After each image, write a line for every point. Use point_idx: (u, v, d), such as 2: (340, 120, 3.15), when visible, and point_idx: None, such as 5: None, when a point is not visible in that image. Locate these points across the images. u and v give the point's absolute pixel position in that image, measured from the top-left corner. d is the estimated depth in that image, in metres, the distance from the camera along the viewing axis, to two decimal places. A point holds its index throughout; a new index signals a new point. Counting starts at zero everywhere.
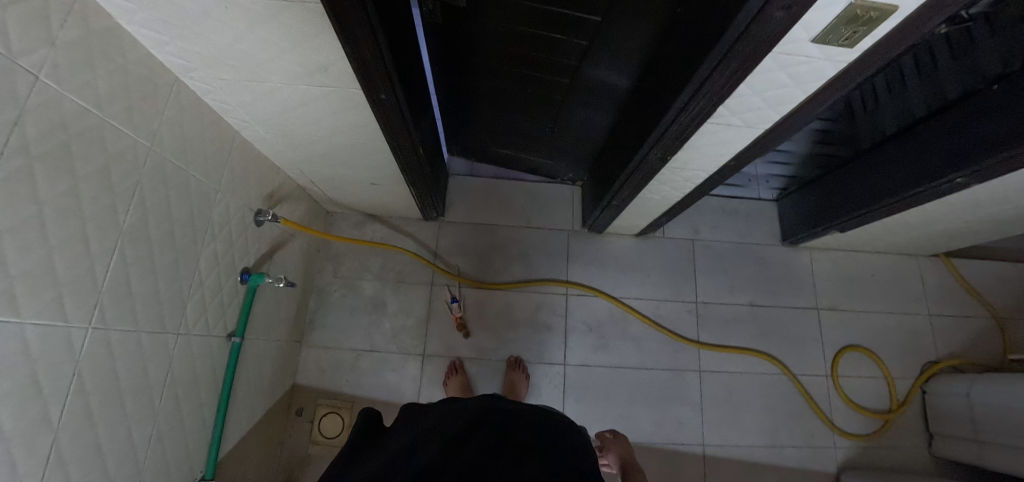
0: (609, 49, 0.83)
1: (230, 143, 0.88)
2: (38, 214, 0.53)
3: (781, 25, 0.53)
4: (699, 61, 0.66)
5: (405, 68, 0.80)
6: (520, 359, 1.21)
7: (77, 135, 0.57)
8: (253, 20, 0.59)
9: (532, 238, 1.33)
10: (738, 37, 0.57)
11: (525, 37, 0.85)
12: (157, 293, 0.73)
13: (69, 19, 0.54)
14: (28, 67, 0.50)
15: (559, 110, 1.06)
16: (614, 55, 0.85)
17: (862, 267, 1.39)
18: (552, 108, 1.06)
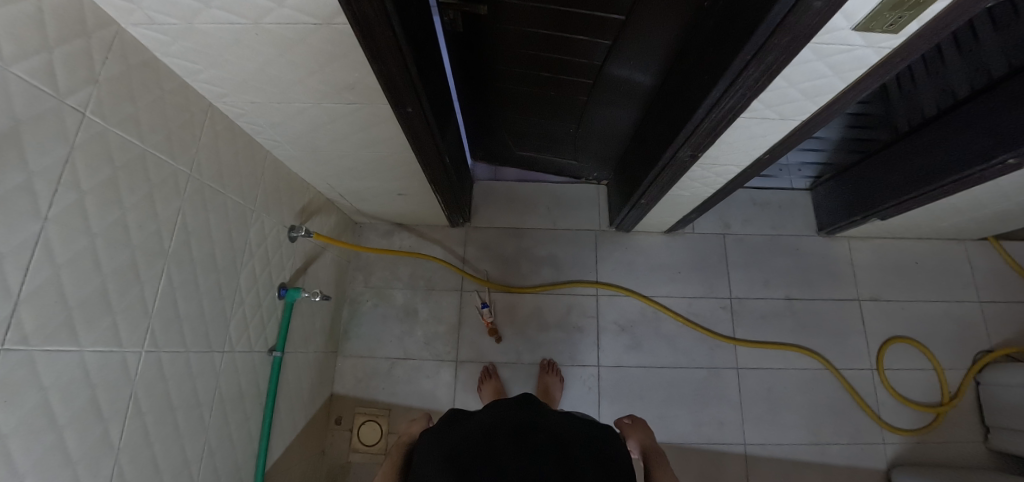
0: (633, 48, 0.81)
1: (263, 164, 0.89)
2: (92, 244, 0.55)
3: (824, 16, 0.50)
4: (732, 55, 0.63)
5: (430, 78, 0.80)
6: (553, 362, 1.21)
7: (123, 167, 0.59)
8: (282, 44, 0.60)
9: (559, 240, 1.32)
10: (775, 28, 0.54)
11: (544, 40, 0.84)
12: (203, 313, 0.74)
13: (110, 56, 0.56)
14: (75, 105, 0.53)
15: (582, 111, 1.04)
16: (638, 53, 0.82)
17: (905, 255, 1.33)
18: (574, 109, 1.04)
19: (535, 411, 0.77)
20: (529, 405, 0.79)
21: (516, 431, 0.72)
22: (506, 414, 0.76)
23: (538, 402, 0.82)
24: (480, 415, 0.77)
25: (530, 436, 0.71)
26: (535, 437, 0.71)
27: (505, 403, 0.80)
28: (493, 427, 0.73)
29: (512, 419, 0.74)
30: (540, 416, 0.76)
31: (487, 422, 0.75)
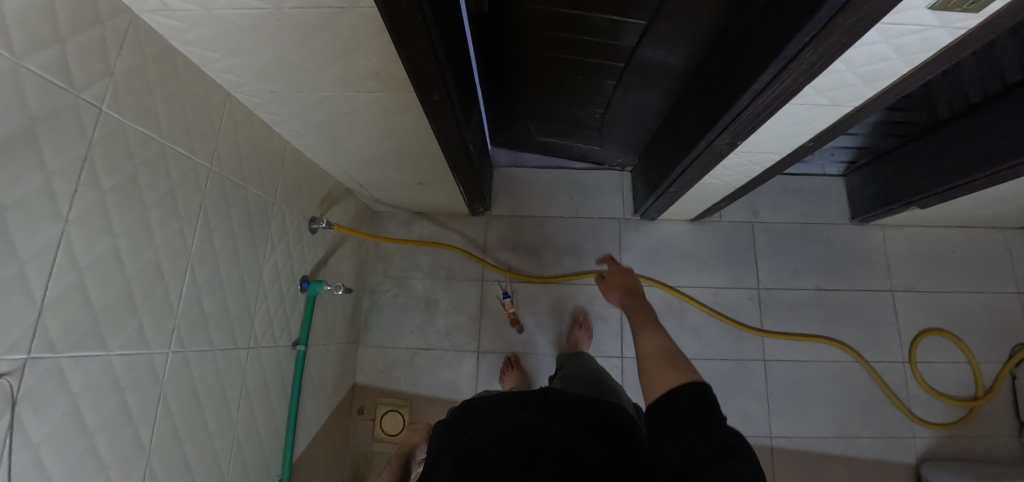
0: (670, 30, 0.76)
1: (282, 154, 0.86)
2: (114, 245, 0.53)
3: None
4: (785, 38, 0.58)
5: (456, 64, 0.75)
6: (584, 314, 1.22)
7: (142, 164, 0.57)
8: (304, 30, 0.56)
9: (581, 229, 1.28)
10: (840, 8, 0.49)
11: (572, 21, 0.79)
12: (228, 311, 0.73)
13: (125, 46, 0.53)
14: (92, 100, 0.50)
15: (609, 96, 1.00)
16: (675, 35, 0.77)
17: (942, 245, 1.28)
18: (602, 94, 0.99)
19: (556, 432, 0.56)
20: (547, 420, 0.58)
21: (535, 449, 0.53)
22: (525, 409, 0.60)
23: (567, 414, 0.60)
24: (489, 424, 0.60)
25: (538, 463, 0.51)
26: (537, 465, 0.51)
27: (516, 411, 0.60)
28: (507, 424, 0.58)
29: (521, 436, 0.55)
30: (556, 436, 0.55)
31: (486, 433, 0.58)
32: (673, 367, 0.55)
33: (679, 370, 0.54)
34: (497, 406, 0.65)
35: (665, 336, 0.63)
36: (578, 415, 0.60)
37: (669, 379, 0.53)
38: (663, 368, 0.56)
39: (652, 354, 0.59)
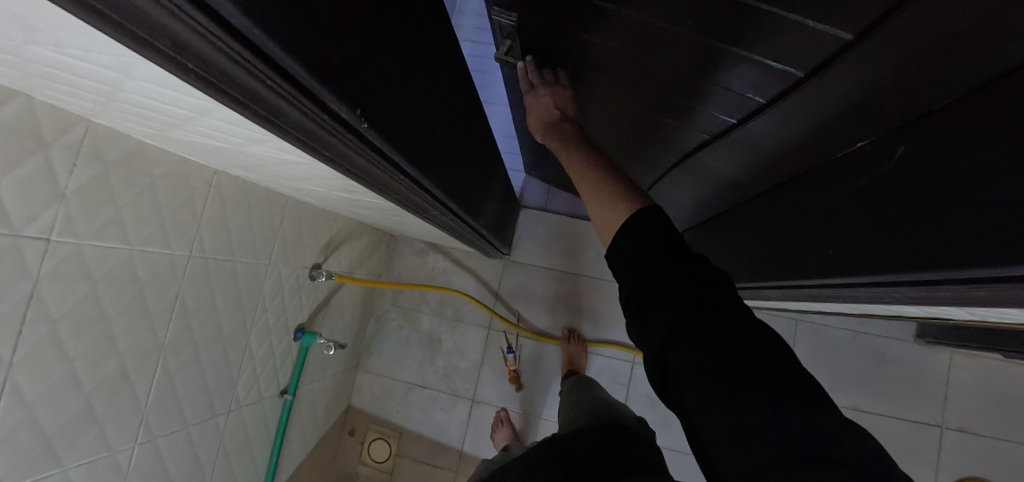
0: (739, 148, 0.62)
1: (282, 212, 0.81)
2: (70, 368, 0.51)
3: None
4: (881, 255, 0.44)
5: (471, 166, 0.65)
6: (576, 332, 1.16)
7: (104, 277, 0.53)
8: (275, 161, 0.47)
9: (602, 293, 1.19)
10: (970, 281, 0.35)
11: (626, 98, 0.67)
12: (205, 386, 0.72)
13: (80, 160, 0.47)
14: (37, 234, 0.44)
15: (662, 173, 0.86)
16: (744, 158, 0.63)
17: (1017, 386, 1.10)
18: (653, 167, 0.86)
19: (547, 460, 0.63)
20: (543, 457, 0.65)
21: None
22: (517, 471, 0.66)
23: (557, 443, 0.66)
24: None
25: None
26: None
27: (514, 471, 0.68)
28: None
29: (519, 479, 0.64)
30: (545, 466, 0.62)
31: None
32: (607, 199, 0.47)
33: (620, 199, 0.45)
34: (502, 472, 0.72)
35: (605, 161, 0.54)
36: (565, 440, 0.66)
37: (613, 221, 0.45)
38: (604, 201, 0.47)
39: (590, 190, 0.50)
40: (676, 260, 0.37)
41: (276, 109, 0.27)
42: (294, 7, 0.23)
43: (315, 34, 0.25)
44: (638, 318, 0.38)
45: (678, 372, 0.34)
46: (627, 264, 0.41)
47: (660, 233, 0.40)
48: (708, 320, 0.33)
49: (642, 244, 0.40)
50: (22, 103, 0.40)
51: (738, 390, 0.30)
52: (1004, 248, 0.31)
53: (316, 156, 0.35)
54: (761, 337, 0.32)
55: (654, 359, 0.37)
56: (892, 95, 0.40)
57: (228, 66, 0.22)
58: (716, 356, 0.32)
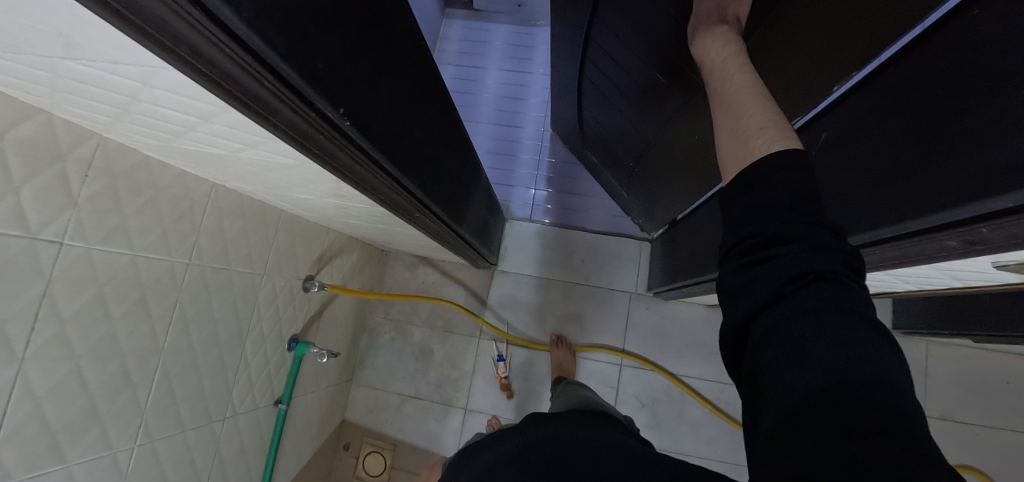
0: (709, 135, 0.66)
1: (276, 225, 0.86)
2: (76, 366, 0.54)
3: (943, 243, 0.36)
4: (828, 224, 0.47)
5: (451, 171, 0.71)
6: (564, 337, 1.19)
7: (110, 280, 0.57)
8: (271, 167, 0.53)
9: (588, 298, 1.23)
10: (901, 236, 0.38)
11: (628, 53, 0.71)
12: (202, 391, 0.75)
13: (91, 172, 0.52)
14: (52, 237, 0.49)
15: (647, 141, 0.89)
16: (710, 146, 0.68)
17: (994, 373, 1.14)
18: (642, 138, 0.90)
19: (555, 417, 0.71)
20: (549, 416, 0.72)
21: (537, 419, 0.71)
22: (516, 426, 0.70)
23: (567, 413, 0.73)
24: (499, 437, 0.69)
25: (539, 419, 0.70)
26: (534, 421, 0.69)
27: (508, 432, 0.70)
28: (509, 430, 0.69)
29: (528, 422, 0.71)
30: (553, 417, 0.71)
31: (498, 436, 0.70)
32: (752, 134, 0.40)
33: (759, 133, 0.40)
34: (485, 443, 0.71)
35: (757, 87, 0.44)
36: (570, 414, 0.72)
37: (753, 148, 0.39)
38: (738, 132, 0.42)
39: (727, 115, 0.44)
40: (811, 226, 0.33)
41: (271, 108, 0.33)
42: (289, 24, 0.29)
43: (306, 46, 0.31)
44: (730, 275, 0.37)
45: (762, 348, 0.32)
46: (755, 211, 0.36)
47: (793, 184, 0.35)
48: (823, 310, 0.30)
49: (780, 192, 0.35)
50: (44, 120, 0.45)
51: (818, 390, 0.28)
52: (909, 205, 0.36)
53: (307, 154, 0.40)
54: (875, 356, 0.29)
55: (737, 322, 0.36)
56: (805, 69, 0.45)
57: (235, 69, 0.28)
58: (808, 348, 0.30)
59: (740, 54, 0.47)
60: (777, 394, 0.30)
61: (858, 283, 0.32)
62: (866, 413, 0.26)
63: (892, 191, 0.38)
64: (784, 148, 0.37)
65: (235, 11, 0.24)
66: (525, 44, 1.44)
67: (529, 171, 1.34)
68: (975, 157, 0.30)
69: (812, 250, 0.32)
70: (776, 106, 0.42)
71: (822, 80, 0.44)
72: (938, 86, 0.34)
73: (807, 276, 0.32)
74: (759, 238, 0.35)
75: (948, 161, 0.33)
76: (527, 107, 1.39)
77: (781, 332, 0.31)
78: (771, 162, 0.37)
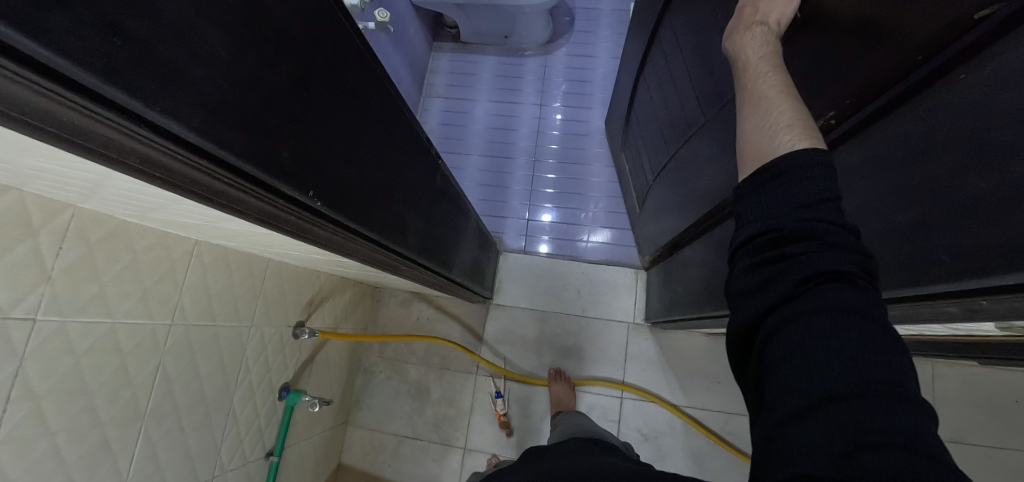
0: (720, 161, 0.65)
1: (263, 274, 0.84)
2: (51, 443, 0.52)
3: (943, 309, 0.34)
4: None
5: (436, 225, 0.69)
6: (562, 371, 1.17)
7: (88, 351, 0.55)
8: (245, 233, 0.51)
9: (586, 329, 1.21)
10: (903, 299, 0.36)
11: (679, 58, 0.76)
12: (189, 452, 0.72)
13: (66, 244, 0.51)
14: (23, 315, 0.48)
15: (669, 152, 0.87)
16: (717, 176, 0.67)
17: (1003, 392, 1.11)
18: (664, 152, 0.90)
19: (554, 447, 0.71)
20: (548, 447, 0.72)
21: (536, 452, 0.70)
22: (515, 464, 0.68)
23: (567, 443, 0.73)
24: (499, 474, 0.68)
25: (534, 453, 0.70)
26: (529, 456, 0.70)
27: (505, 470, 0.68)
28: (508, 468, 0.68)
29: (529, 454, 0.70)
30: (552, 447, 0.71)
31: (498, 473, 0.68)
32: (779, 131, 0.38)
33: (787, 130, 0.38)
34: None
35: (790, 86, 0.42)
36: (570, 443, 0.72)
37: (780, 145, 0.37)
38: (766, 128, 0.40)
39: (754, 110, 0.42)
40: (825, 224, 0.33)
41: (236, 199, 0.32)
42: (247, 123, 0.28)
43: (266, 140, 0.30)
44: (743, 272, 0.36)
45: (774, 349, 0.32)
46: (772, 208, 0.35)
47: (808, 181, 0.34)
48: (838, 314, 0.30)
49: (796, 189, 0.34)
50: (14, 199, 0.44)
51: (823, 394, 0.28)
52: (905, 268, 0.35)
53: (282, 232, 0.39)
54: (886, 359, 0.28)
55: (745, 318, 0.35)
56: (816, 91, 0.43)
57: (192, 173, 0.27)
58: (818, 351, 0.29)
59: (775, 54, 0.44)
60: (781, 386, 0.31)
61: (870, 283, 0.32)
62: (872, 408, 0.27)
63: (885, 235, 0.37)
64: (810, 146, 0.36)
65: (184, 124, 0.23)
66: (513, 75, 1.45)
67: (522, 201, 1.33)
68: (972, 222, 0.29)
69: (828, 249, 0.32)
70: (804, 105, 0.40)
71: (823, 109, 0.43)
72: (921, 135, 0.33)
73: (823, 276, 0.31)
74: (773, 234, 0.34)
75: (944, 219, 0.31)
76: (517, 136, 1.39)
77: (791, 333, 0.31)
78: (791, 160, 0.35)
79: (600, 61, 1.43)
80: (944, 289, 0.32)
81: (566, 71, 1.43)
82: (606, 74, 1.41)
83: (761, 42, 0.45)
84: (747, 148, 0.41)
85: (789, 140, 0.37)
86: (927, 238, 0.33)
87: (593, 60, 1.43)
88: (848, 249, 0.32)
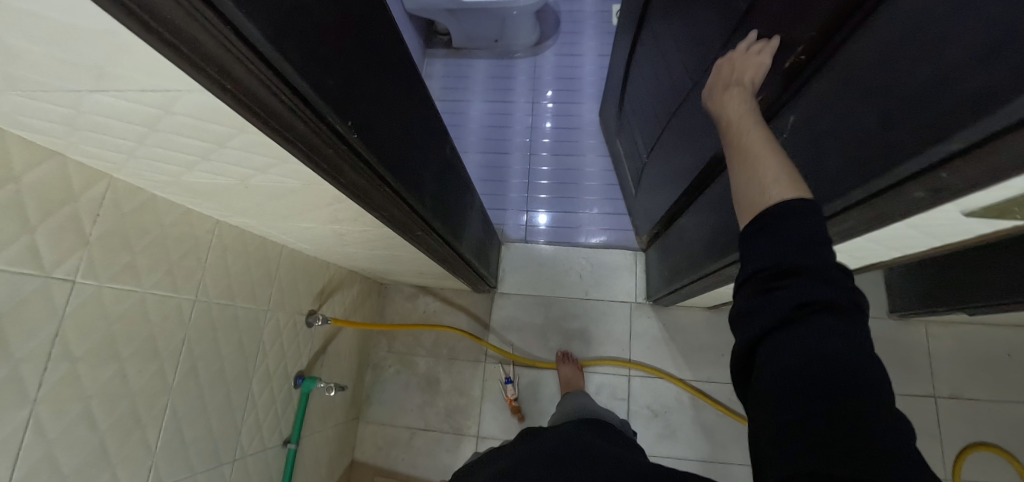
0: (708, 119, 0.71)
1: (277, 260, 0.86)
2: (86, 407, 0.54)
3: (911, 196, 0.39)
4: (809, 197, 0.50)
5: (445, 195, 0.73)
6: (569, 353, 1.19)
7: (120, 318, 0.57)
8: (272, 194, 0.55)
9: (590, 311, 1.24)
10: (875, 194, 0.41)
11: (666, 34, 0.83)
12: (211, 432, 0.73)
13: (102, 212, 0.54)
14: (63, 277, 0.50)
15: (663, 126, 0.93)
16: (705, 134, 0.72)
17: (996, 346, 1.15)
18: (657, 125, 0.96)
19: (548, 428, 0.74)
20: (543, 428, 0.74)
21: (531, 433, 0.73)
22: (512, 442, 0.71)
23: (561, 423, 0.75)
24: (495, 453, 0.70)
25: (530, 433, 0.73)
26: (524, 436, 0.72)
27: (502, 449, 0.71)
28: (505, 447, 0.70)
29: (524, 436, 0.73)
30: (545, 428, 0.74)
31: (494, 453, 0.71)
32: (764, 183, 0.43)
33: (772, 182, 0.43)
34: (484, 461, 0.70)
35: (774, 140, 0.47)
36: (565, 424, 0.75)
37: (768, 197, 0.42)
38: (756, 183, 0.44)
39: (742, 164, 0.47)
40: (813, 259, 0.37)
41: (287, 123, 0.35)
42: (302, 44, 0.32)
43: (316, 64, 0.34)
44: (747, 299, 0.41)
45: (770, 369, 0.36)
46: (767, 243, 0.40)
47: (798, 221, 0.39)
48: (829, 344, 0.34)
49: (788, 225, 0.39)
50: (58, 164, 0.48)
51: (808, 410, 0.32)
52: (874, 164, 0.40)
53: (316, 170, 0.42)
54: (866, 380, 0.32)
55: (748, 341, 0.40)
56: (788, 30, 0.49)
57: (259, 86, 0.31)
58: (807, 371, 0.33)
59: (754, 114, 0.51)
60: (774, 406, 0.35)
61: (857, 318, 0.36)
62: (852, 425, 0.30)
63: (856, 143, 0.42)
64: (795, 196, 0.41)
65: (259, 29, 0.27)
66: (505, 77, 1.52)
67: (520, 194, 1.38)
68: (926, 105, 0.34)
69: (817, 284, 0.36)
70: (788, 157, 0.44)
71: (791, 46, 0.48)
72: (881, 43, 0.38)
73: (814, 306, 0.36)
74: (769, 268, 0.39)
75: (903, 111, 0.36)
76: (512, 134, 1.45)
77: (785, 356, 0.35)
78: (780, 204, 0.40)
79: (587, 59, 1.51)
80: (910, 172, 0.37)
81: (555, 70, 1.51)
82: (593, 71, 1.49)
83: (738, 107, 0.52)
84: (740, 200, 0.46)
85: (775, 191, 0.42)
86: (890, 132, 0.37)
87: (580, 58, 1.51)
88: (834, 287, 0.36)
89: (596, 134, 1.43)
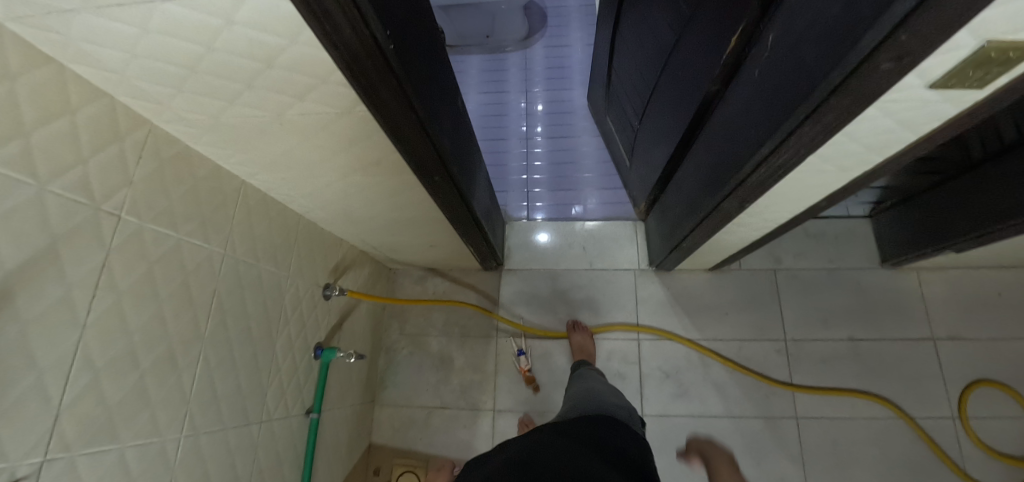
0: (693, 64, 0.77)
1: (295, 228, 0.90)
2: (129, 341, 0.56)
3: (880, 69, 0.43)
4: (791, 98, 0.55)
5: (455, 146, 0.78)
6: (580, 323, 1.22)
7: (158, 260, 0.60)
8: (303, 132, 0.59)
9: (596, 281, 1.28)
10: (850, 72, 0.46)
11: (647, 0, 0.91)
12: (240, 389, 0.75)
13: (144, 155, 0.57)
14: (112, 210, 0.53)
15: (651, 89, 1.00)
16: (692, 77, 0.79)
17: (985, 287, 1.20)
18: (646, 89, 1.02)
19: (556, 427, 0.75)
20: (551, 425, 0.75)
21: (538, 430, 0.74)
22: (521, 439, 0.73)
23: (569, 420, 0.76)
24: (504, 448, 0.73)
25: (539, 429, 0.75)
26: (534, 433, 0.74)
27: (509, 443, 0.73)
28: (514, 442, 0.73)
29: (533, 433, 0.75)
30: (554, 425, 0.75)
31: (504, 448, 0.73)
32: None
33: None
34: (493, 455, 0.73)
35: None
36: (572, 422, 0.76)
37: None
38: None
39: None
40: None
41: (336, 25, 0.40)
42: None
43: None
44: None
45: None
46: None
47: None
48: None
49: None
50: (109, 103, 0.52)
51: None
52: (847, 44, 0.45)
53: (353, 83, 0.46)
54: None
55: None
56: None
57: None
58: None
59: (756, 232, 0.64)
60: None
61: None
62: None
63: (831, 33, 0.47)
64: None
65: None
66: (497, 70, 1.60)
67: (518, 176, 1.43)
68: None
69: None
70: None
71: None
72: None
73: None
74: None
75: None
76: (508, 121, 1.52)
77: None
78: None
79: (575, 50, 1.60)
80: (875, 41, 0.42)
81: (545, 61, 1.60)
82: (581, 59, 1.58)
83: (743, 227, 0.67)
84: None
85: None
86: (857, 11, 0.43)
87: (568, 49, 1.61)
88: None
89: (587, 117, 1.50)
